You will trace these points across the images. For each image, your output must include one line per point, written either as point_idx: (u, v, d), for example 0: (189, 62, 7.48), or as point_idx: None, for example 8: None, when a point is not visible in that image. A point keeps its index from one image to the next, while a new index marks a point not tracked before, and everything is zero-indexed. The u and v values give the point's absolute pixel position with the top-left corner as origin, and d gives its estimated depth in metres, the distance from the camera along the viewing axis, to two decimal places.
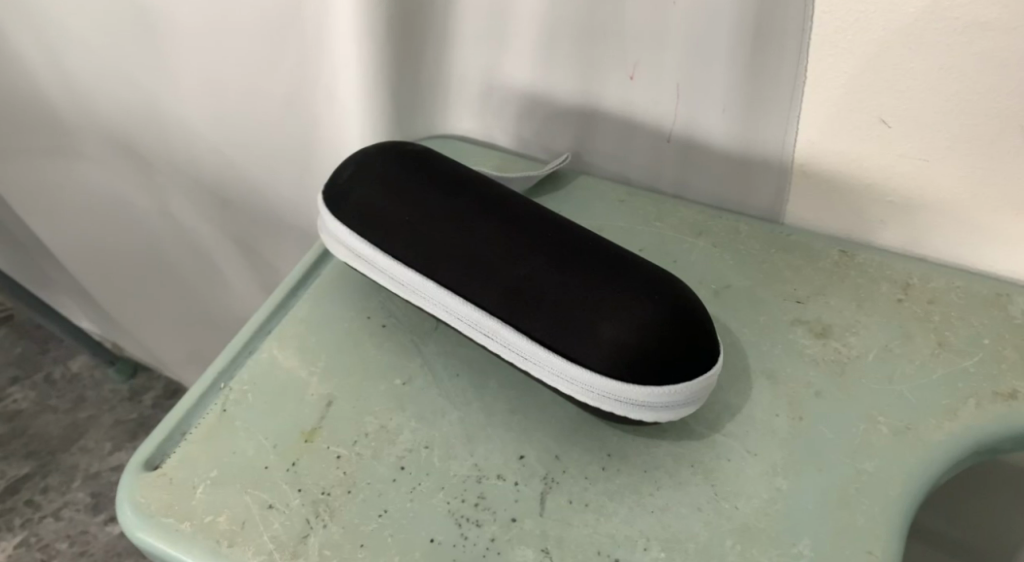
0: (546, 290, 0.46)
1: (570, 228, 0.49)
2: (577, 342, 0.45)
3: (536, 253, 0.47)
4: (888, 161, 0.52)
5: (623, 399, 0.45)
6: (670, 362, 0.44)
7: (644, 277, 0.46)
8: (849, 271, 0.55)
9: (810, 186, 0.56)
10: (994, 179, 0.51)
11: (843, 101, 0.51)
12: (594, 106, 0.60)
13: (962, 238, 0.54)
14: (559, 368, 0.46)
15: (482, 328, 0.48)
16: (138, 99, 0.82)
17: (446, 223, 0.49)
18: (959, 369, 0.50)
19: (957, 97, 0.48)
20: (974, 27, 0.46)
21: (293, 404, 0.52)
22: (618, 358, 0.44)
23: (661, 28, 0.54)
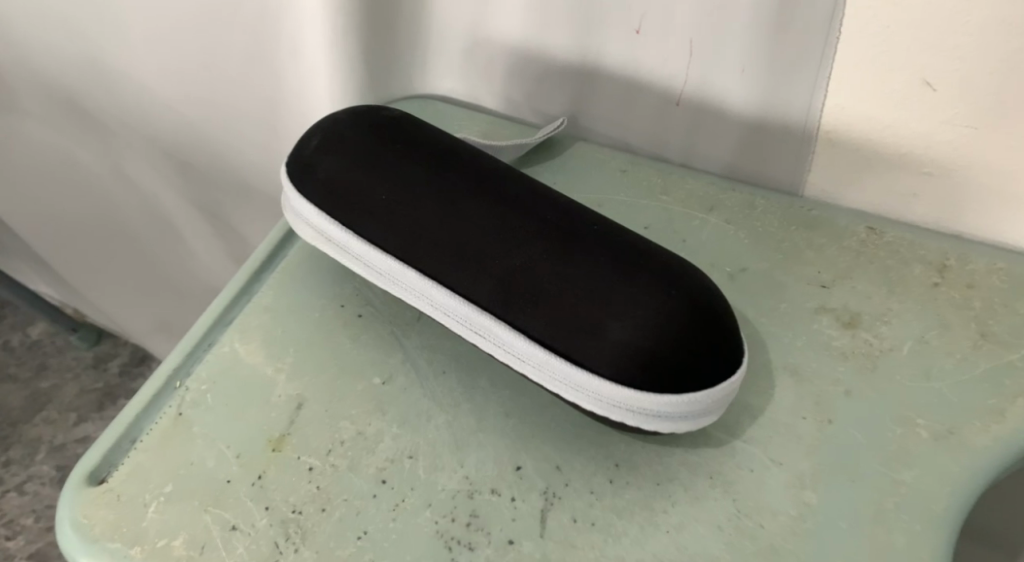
0: (548, 283, 0.40)
1: (572, 209, 0.43)
2: (583, 344, 0.39)
3: (536, 240, 0.41)
4: (928, 128, 0.47)
5: (637, 408, 0.39)
6: (691, 366, 0.39)
7: (659, 268, 0.40)
8: (877, 251, 0.50)
9: (836, 156, 0.50)
10: None
11: (881, 61, 0.45)
12: (593, 64, 0.54)
13: (1006, 215, 0.48)
14: (563, 373, 0.40)
15: (473, 325, 0.42)
16: (82, 52, 0.74)
17: (430, 203, 0.43)
18: (1003, 362, 0.45)
19: (1015, 55, 0.42)
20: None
21: (259, 407, 0.46)
22: (630, 363, 0.38)
23: None
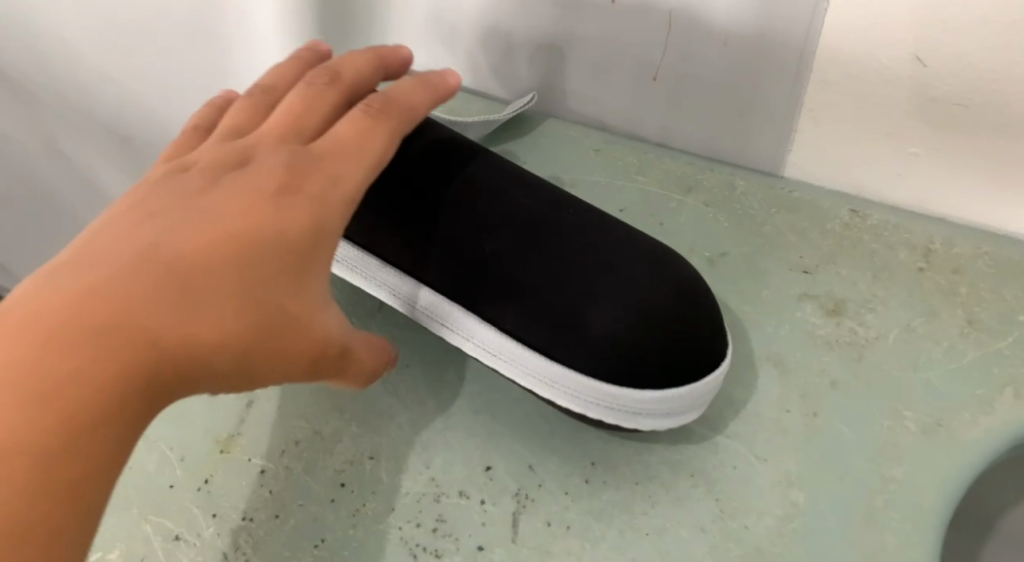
0: (519, 273, 0.37)
1: (546, 191, 0.39)
2: (560, 337, 0.36)
3: (507, 223, 0.37)
4: (915, 107, 0.44)
5: (615, 406, 0.37)
6: (676, 360, 0.36)
7: (641, 258, 0.37)
8: (861, 235, 0.48)
9: (818, 137, 0.48)
10: None
11: (868, 35, 0.43)
12: (565, 35, 0.51)
13: (993, 198, 0.46)
14: (536, 368, 0.37)
15: (440, 317, 0.39)
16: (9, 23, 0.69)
17: (390, 182, 0.39)
18: (991, 351, 0.43)
19: (1011, 28, 0.40)
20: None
21: (205, 407, 0.43)
22: (610, 357, 0.36)
23: None
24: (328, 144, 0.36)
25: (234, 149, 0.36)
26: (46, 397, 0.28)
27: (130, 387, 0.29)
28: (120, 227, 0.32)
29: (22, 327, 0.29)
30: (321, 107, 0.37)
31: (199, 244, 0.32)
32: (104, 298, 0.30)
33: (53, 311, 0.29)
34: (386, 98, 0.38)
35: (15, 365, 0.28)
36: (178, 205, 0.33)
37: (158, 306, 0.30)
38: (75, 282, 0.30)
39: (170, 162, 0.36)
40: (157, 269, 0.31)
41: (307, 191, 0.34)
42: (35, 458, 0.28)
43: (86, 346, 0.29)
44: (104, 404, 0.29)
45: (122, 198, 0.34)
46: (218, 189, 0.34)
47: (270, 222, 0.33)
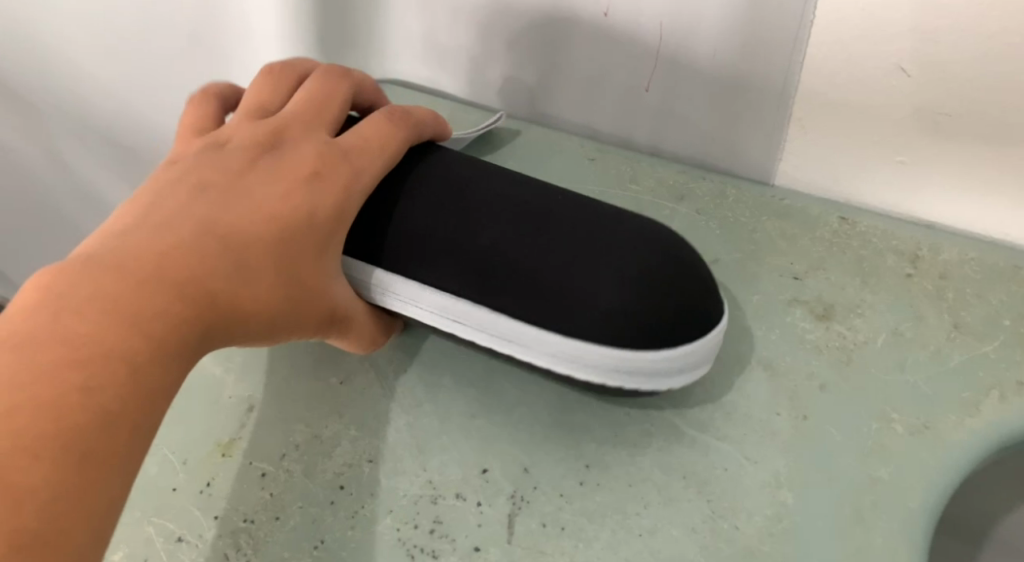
0: (522, 257, 0.38)
1: (537, 182, 0.41)
2: (570, 309, 0.37)
3: (500, 215, 0.39)
4: (902, 115, 0.45)
5: (631, 368, 0.37)
6: (681, 318, 0.37)
7: (635, 227, 0.39)
8: (850, 242, 0.49)
9: (808, 146, 0.49)
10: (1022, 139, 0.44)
11: (855, 46, 0.44)
12: (559, 46, 0.52)
13: (978, 205, 0.47)
14: (549, 344, 0.38)
15: (447, 313, 0.39)
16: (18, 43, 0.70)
17: (390, 191, 0.41)
18: (976, 354, 0.44)
19: (989, 39, 0.41)
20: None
21: (207, 411, 0.44)
22: (621, 321, 0.37)
23: None
24: (353, 138, 0.41)
25: (265, 130, 0.40)
26: (117, 327, 0.32)
27: (185, 324, 0.34)
28: (181, 192, 0.37)
29: (100, 265, 0.33)
30: (342, 104, 0.43)
31: (247, 215, 0.37)
32: (173, 249, 0.35)
33: (135, 258, 0.34)
34: (400, 106, 0.43)
35: (93, 297, 0.32)
36: (228, 177, 0.38)
37: (214, 261, 0.35)
38: (148, 234, 0.35)
39: (207, 136, 0.41)
40: (215, 230, 0.36)
41: (336, 177, 0.39)
42: (98, 378, 0.31)
43: (153, 288, 0.33)
44: (163, 338, 0.33)
45: (177, 163, 0.39)
46: (261, 166, 0.39)
47: (307, 201, 0.38)
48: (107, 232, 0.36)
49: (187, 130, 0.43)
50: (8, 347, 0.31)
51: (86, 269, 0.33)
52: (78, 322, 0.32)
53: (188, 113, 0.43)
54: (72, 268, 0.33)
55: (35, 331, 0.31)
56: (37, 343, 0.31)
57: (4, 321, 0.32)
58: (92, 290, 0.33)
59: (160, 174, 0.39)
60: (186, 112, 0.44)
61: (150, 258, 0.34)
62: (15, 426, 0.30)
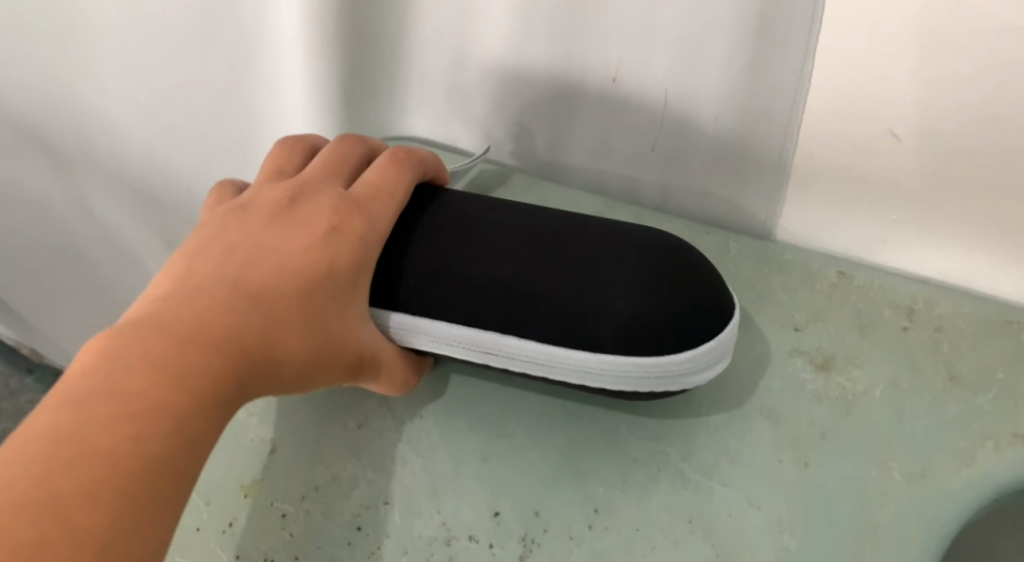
0: (545, 284, 0.41)
1: (539, 209, 0.44)
2: (595, 324, 0.40)
3: (514, 249, 0.42)
4: (897, 176, 0.47)
5: (663, 372, 0.40)
6: (696, 315, 0.40)
7: (638, 238, 0.42)
8: (848, 295, 0.51)
9: (807, 202, 0.51)
10: (1011, 200, 0.46)
11: (851, 113, 0.46)
12: (568, 107, 0.55)
13: (971, 261, 0.49)
14: (584, 363, 0.40)
15: (479, 347, 0.42)
16: (54, 103, 0.73)
17: (409, 233, 0.44)
18: (971, 406, 0.46)
19: (977, 108, 0.43)
20: (999, 30, 0.41)
21: (230, 452, 0.46)
22: (643, 328, 0.40)
23: (650, 19, 0.48)
24: (364, 190, 0.43)
25: (283, 191, 0.43)
26: (160, 382, 0.35)
27: (224, 373, 0.36)
28: (210, 254, 0.40)
29: (142, 328, 0.36)
30: (352, 159, 0.46)
31: (271, 270, 0.39)
32: (208, 306, 0.37)
33: (170, 319, 0.37)
34: (404, 153, 0.46)
35: (138, 357, 0.35)
36: (251, 237, 0.41)
37: (244, 315, 0.38)
38: (184, 295, 0.38)
39: (230, 201, 0.44)
40: (244, 286, 0.38)
41: (351, 228, 0.42)
42: (147, 432, 0.34)
43: (192, 344, 0.36)
44: (203, 389, 0.35)
45: (204, 226, 0.42)
46: (282, 224, 0.41)
47: (326, 253, 0.40)
48: (148, 299, 0.39)
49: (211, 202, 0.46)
50: (65, 407, 0.34)
51: (129, 331, 0.36)
52: (126, 380, 0.34)
53: (213, 190, 0.47)
54: (115, 333, 0.36)
55: (88, 390, 0.34)
56: (92, 401, 0.34)
57: (60, 385, 0.35)
58: (136, 351, 0.35)
59: (190, 239, 0.42)
60: (211, 191, 0.47)
61: (188, 317, 0.37)
62: (73, 479, 0.32)
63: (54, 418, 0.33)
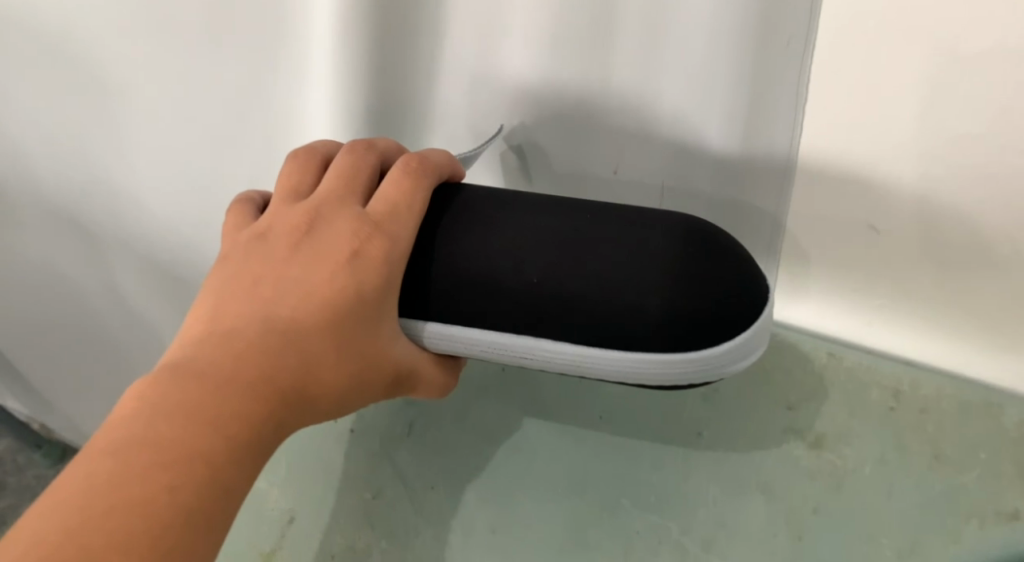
0: (574, 285, 0.42)
1: (560, 202, 0.45)
2: (629, 326, 0.41)
3: (543, 251, 0.43)
4: (892, 273, 0.48)
5: (702, 367, 0.41)
6: (728, 308, 0.41)
7: (661, 232, 0.43)
8: (836, 377, 0.52)
9: (800, 296, 0.52)
10: (999, 294, 0.47)
11: (844, 214, 0.47)
12: (587, 137, 0.52)
13: (956, 346, 0.50)
14: (616, 363, 0.42)
15: (512, 351, 0.43)
16: (87, 190, 0.76)
17: (437, 235, 0.44)
18: (956, 484, 0.49)
19: (956, 207, 0.44)
20: (968, 136, 0.42)
21: (257, 522, 0.53)
22: (676, 325, 0.41)
23: (644, 116, 0.49)
24: (380, 207, 0.44)
25: (301, 216, 0.44)
26: (196, 431, 0.37)
27: (258, 415, 0.39)
28: (240, 293, 0.42)
29: (182, 375, 0.39)
30: (364, 171, 0.46)
31: (299, 306, 0.41)
32: (244, 350, 0.40)
33: (206, 367, 0.39)
34: (416, 159, 0.45)
35: (180, 406, 0.38)
36: (276, 271, 0.42)
37: (278, 356, 0.40)
38: (220, 340, 0.40)
39: (252, 229, 0.45)
40: (276, 330, 0.41)
41: (372, 251, 0.42)
42: (183, 474, 0.36)
43: (230, 390, 0.39)
44: (237, 432, 0.38)
45: (230, 260, 0.44)
46: (304, 254, 0.43)
47: (350, 283, 0.42)
48: (186, 340, 0.41)
49: (231, 228, 0.46)
50: (106, 450, 0.36)
51: (170, 379, 0.39)
52: (168, 427, 0.37)
53: (231, 214, 0.48)
54: (158, 382, 0.39)
55: (129, 436, 0.37)
56: (132, 446, 0.36)
57: (105, 427, 0.38)
58: (177, 399, 0.38)
59: (218, 273, 0.44)
60: (229, 216, 0.47)
61: (226, 362, 0.39)
62: (112, 521, 0.35)
63: (97, 457, 0.36)
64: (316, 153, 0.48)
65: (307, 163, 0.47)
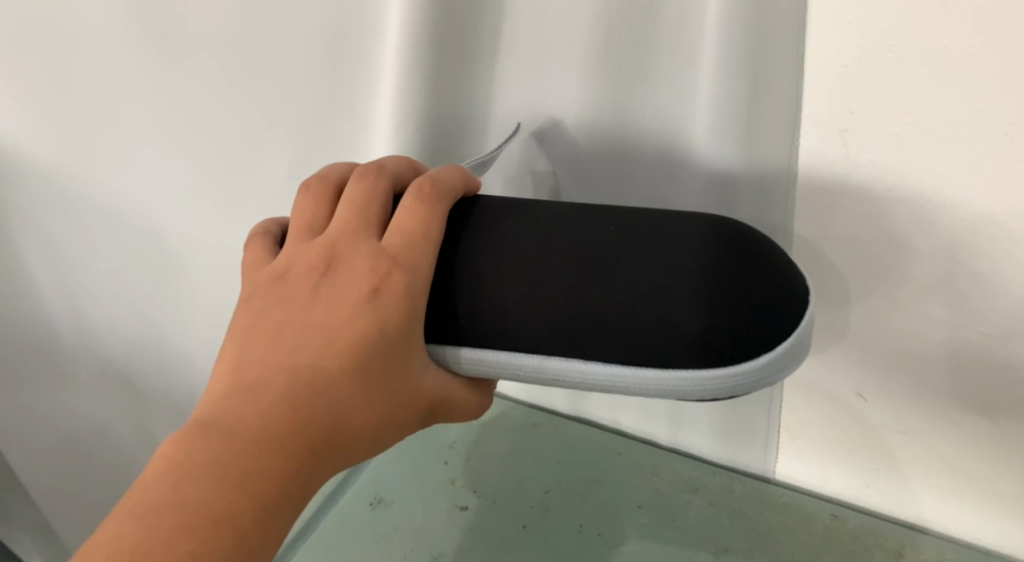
0: (605, 304, 0.41)
1: (585, 214, 0.44)
2: (664, 343, 0.40)
3: (574, 267, 0.42)
4: (897, 436, 0.54)
5: (742, 383, 0.40)
6: (765, 319, 0.40)
7: (688, 248, 0.42)
8: (841, 537, 0.57)
9: (813, 453, 0.57)
10: (993, 461, 0.52)
11: (846, 380, 0.53)
12: (621, 167, 0.52)
13: (962, 510, 0.54)
14: (658, 383, 0.41)
15: (546, 375, 0.42)
16: (147, 336, 0.80)
17: (465, 257, 0.44)
18: None
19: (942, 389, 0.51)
20: (954, 326, 0.49)
21: None
22: (713, 341, 0.40)
23: (680, 165, 0.50)
24: (398, 239, 0.43)
25: (319, 253, 0.43)
26: (221, 488, 0.38)
27: (286, 469, 0.39)
28: (262, 341, 0.42)
29: (208, 433, 0.39)
30: (377, 198, 0.44)
31: (322, 351, 0.41)
32: (270, 404, 0.40)
33: (228, 420, 0.40)
34: (429, 183, 0.44)
35: (208, 463, 0.38)
36: (298, 316, 0.42)
37: (305, 405, 0.40)
38: (246, 393, 0.40)
39: (271, 269, 0.44)
40: (298, 374, 0.40)
41: (393, 285, 0.42)
42: (212, 539, 0.37)
43: (257, 449, 0.39)
44: (263, 483, 0.39)
45: (251, 305, 0.43)
46: (325, 295, 0.42)
47: (369, 321, 0.41)
48: (214, 391, 0.42)
49: (249, 266, 0.46)
50: (134, 513, 0.37)
51: (194, 443, 0.39)
52: (195, 487, 0.38)
53: (248, 253, 0.47)
54: (185, 440, 0.39)
55: (157, 499, 0.38)
56: (160, 512, 0.37)
57: (133, 490, 0.38)
58: (203, 463, 0.38)
59: (240, 320, 0.43)
60: (247, 251, 0.47)
61: (252, 418, 0.40)
62: None
63: (122, 523, 0.37)
64: (329, 177, 0.47)
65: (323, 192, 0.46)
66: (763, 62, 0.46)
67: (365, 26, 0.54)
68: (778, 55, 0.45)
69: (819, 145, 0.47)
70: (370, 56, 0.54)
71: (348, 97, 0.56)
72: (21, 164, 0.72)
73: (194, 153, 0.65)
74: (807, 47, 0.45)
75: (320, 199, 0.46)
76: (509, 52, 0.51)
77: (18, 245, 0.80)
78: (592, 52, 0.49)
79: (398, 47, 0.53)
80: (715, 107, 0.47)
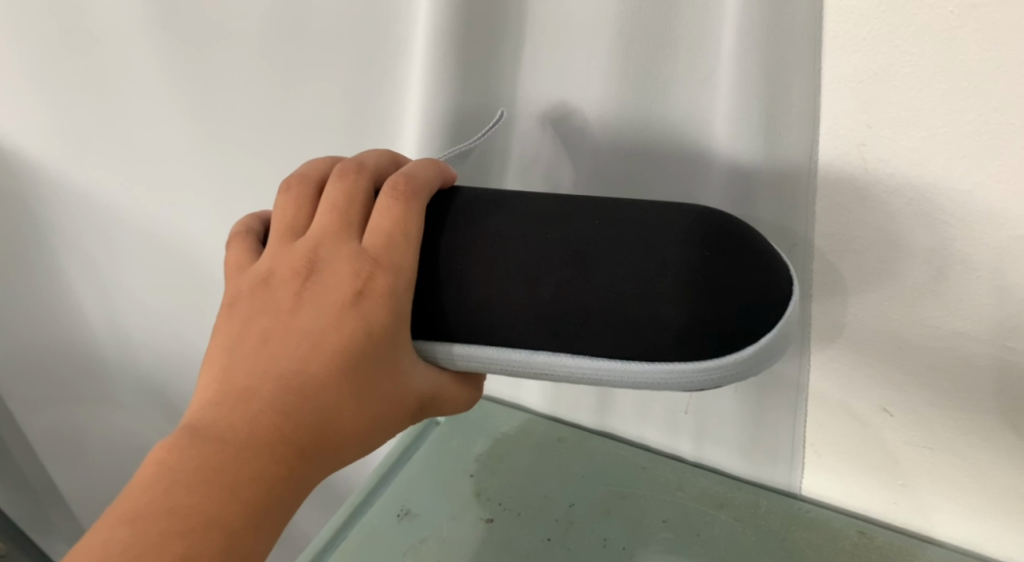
0: (589, 301, 0.42)
1: (570, 206, 0.44)
2: (651, 338, 0.41)
3: (561, 263, 0.42)
4: (922, 450, 0.53)
5: (729, 374, 0.41)
6: (751, 311, 0.41)
7: (673, 241, 0.42)
8: (869, 553, 0.56)
9: (836, 468, 0.57)
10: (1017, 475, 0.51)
11: (869, 391, 0.53)
12: (633, 165, 0.52)
13: (986, 526, 0.54)
14: (645, 375, 0.41)
15: (534, 368, 0.43)
16: (185, 354, 0.83)
17: (453, 254, 0.44)
18: None
19: (968, 404, 0.51)
20: (977, 340, 0.48)
21: None
22: (700, 333, 0.41)
23: (689, 159, 0.50)
24: (377, 240, 0.43)
25: (301, 257, 0.44)
26: (212, 494, 0.39)
27: (277, 472, 0.40)
28: (247, 348, 0.42)
29: (197, 441, 0.40)
30: (355, 200, 0.45)
31: (307, 355, 0.42)
32: (258, 410, 0.41)
33: (217, 428, 0.41)
34: (406, 181, 0.45)
35: (197, 471, 0.39)
36: (282, 320, 0.43)
37: (293, 409, 0.41)
38: (234, 401, 0.41)
39: (253, 273, 0.45)
40: (285, 379, 0.41)
41: (377, 287, 0.42)
42: (201, 545, 0.38)
43: (246, 454, 0.40)
44: (253, 486, 0.40)
45: (235, 311, 0.44)
46: (308, 299, 0.43)
47: (354, 325, 0.42)
48: (201, 398, 0.42)
49: (232, 269, 0.47)
50: (122, 520, 0.38)
51: (183, 452, 0.40)
52: (186, 495, 0.39)
53: (230, 255, 0.47)
54: (174, 449, 0.40)
55: (148, 507, 0.39)
56: (149, 519, 0.38)
57: (122, 498, 0.39)
58: (192, 470, 0.39)
59: (225, 325, 0.44)
60: (229, 254, 0.48)
61: (241, 425, 0.41)
62: None
63: (110, 531, 0.38)
64: (305, 179, 0.47)
65: (303, 194, 0.46)
66: (780, 82, 0.46)
67: (389, 52, 0.55)
68: (794, 75, 0.46)
69: (837, 160, 0.47)
70: (396, 81, 0.56)
71: (374, 122, 0.58)
72: (62, 191, 0.75)
73: (227, 178, 0.67)
74: (822, 63, 0.45)
75: (299, 201, 0.46)
76: (529, 75, 0.52)
77: (61, 270, 0.82)
78: (611, 73, 0.50)
79: (421, 72, 0.54)
80: (732, 127, 0.48)
